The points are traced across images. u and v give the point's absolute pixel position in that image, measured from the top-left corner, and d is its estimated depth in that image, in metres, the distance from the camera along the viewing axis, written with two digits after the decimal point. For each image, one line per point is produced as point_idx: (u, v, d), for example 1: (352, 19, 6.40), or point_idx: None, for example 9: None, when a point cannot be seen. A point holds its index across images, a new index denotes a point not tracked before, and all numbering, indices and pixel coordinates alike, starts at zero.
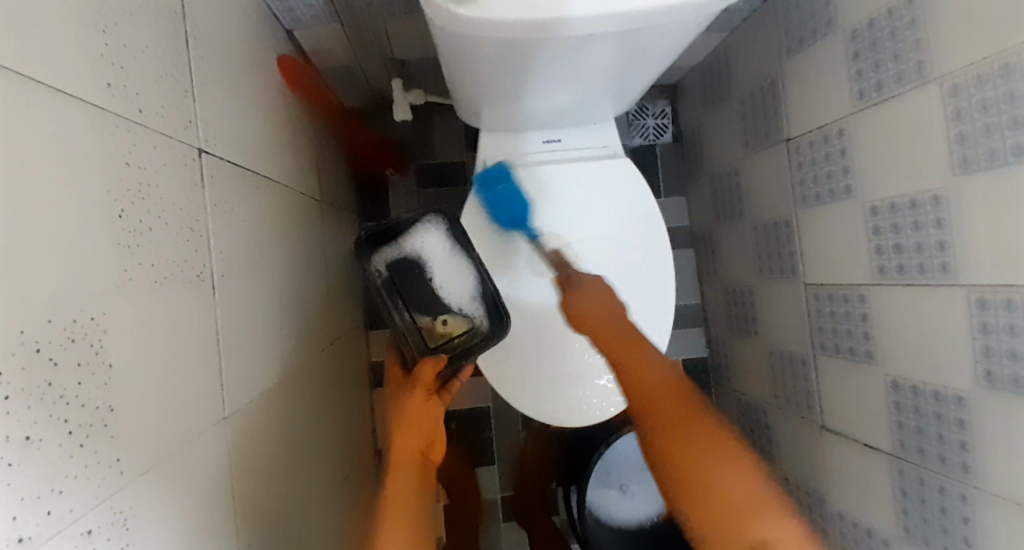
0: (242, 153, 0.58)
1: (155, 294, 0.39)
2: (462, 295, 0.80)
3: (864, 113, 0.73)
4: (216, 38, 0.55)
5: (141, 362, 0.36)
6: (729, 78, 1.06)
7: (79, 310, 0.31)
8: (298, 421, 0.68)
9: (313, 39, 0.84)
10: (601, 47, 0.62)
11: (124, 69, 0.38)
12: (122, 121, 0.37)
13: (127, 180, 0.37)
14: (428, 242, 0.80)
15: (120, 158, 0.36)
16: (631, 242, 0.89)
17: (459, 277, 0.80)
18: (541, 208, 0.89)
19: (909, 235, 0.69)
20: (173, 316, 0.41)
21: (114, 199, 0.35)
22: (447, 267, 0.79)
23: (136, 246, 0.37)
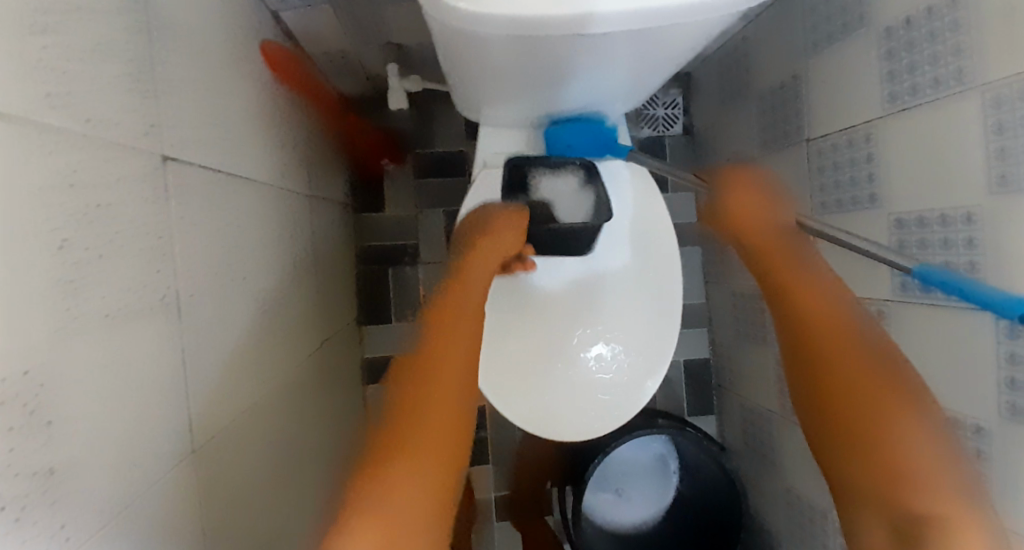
0: (219, 155, 0.53)
1: (100, 332, 0.35)
2: (576, 217, 0.77)
3: (895, 118, 0.68)
4: (192, 27, 0.50)
5: (83, 413, 0.32)
6: (747, 69, 0.99)
7: (11, 366, 0.27)
8: (279, 434, 0.65)
9: (300, 20, 0.77)
10: (613, 46, 0.56)
11: (68, 74, 0.33)
12: (66, 133, 0.32)
13: (70, 206, 0.32)
14: (558, 180, 0.77)
15: (62, 178, 0.32)
16: (619, 253, 0.86)
17: (578, 203, 0.78)
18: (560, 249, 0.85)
19: (937, 253, 0.64)
20: (127, 352, 0.37)
21: (55, 229, 0.31)
22: (558, 194, 0.77)
23: (80, 280, 0.33)
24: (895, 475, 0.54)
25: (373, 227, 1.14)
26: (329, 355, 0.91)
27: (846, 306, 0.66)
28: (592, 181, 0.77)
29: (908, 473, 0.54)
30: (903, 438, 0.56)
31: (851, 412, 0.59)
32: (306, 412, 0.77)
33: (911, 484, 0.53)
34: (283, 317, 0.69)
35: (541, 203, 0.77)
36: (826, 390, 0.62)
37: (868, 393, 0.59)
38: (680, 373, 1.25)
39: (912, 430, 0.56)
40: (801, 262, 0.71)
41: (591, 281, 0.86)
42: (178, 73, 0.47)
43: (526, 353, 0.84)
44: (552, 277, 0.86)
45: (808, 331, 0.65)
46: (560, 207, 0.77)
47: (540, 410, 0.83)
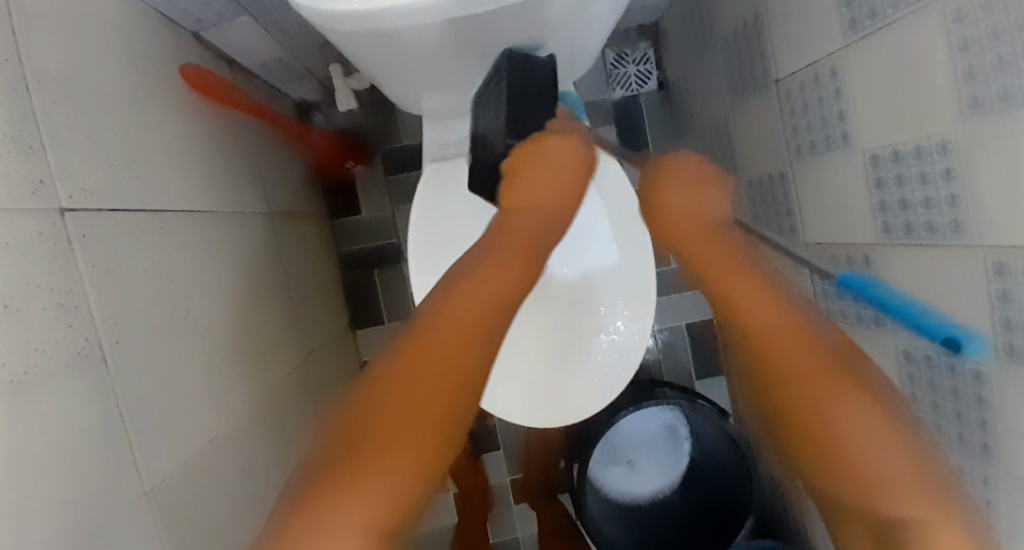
0: (138, 194, 0.53)
1: (20, 401, 0.35)
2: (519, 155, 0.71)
3: (857, 47, 0.61)
4: (86, 69, 0.49)
5: (12, 487, 0.32)
6: (709, 11, 0.93)
7: None
8: (254, 454, 0.66)
9: (226, 38, 0.76)
10: (531, 18, 0.52)
11: None
12: None
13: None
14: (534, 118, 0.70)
15: None
16: (589, 231, 0.82)
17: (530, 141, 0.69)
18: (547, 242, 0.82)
19: (915, 190, 0.59)
20: (51, 412, 0.38)
21: None
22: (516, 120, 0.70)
23: None
24: (864, 477, 0.47)
25: (350, 232, 1.14)
26: (316, 367, 0.92)
27: (812, 325, 0.58)
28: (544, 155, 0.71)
29: (882, 473, 0.47)
30: (865, 442, 0.48)
31: (816, 423, 0.52)
32: (289, 429, 0.78)
33: (882, 490, 0.46)
34: (249, 341, 0.70)
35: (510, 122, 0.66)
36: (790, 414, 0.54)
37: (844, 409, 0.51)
38: (683, 338, 1.22)
39: (877, 431, 0.49)
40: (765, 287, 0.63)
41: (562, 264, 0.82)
42: (72, 120, 0.46)
43: (503, 350, 0.81)
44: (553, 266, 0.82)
45: (772, 356, 0.57)
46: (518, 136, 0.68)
47: (528, 407, 0.80)
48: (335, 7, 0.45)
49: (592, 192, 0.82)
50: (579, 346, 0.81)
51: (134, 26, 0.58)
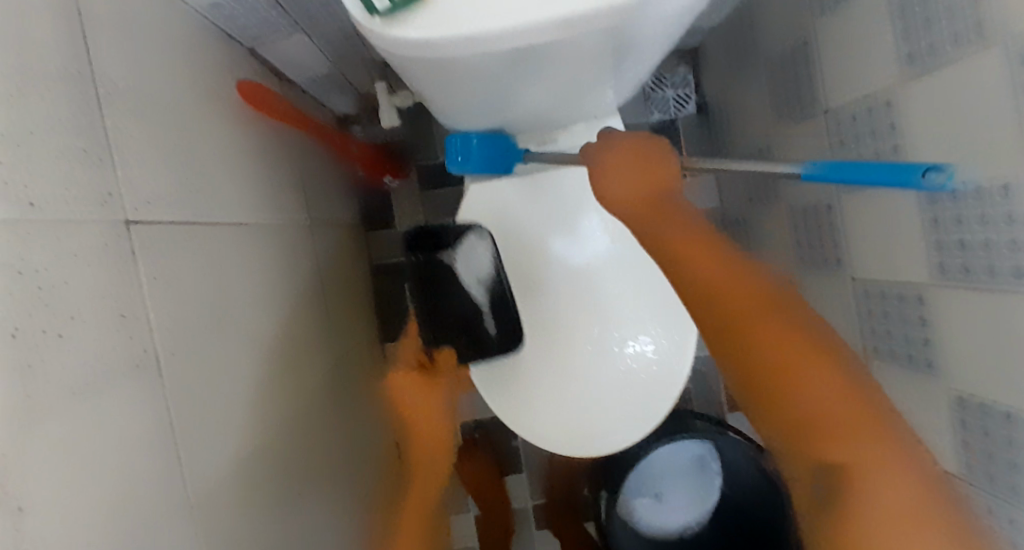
0: (193, 208, 0.53)
1: (71, 412, 0.34)
2: (479, 285, 0.76)
3: (915, 81, 0.60)
4: (151, 83, 0.50)
5: (59, 499, 0.32)
6: (756, 39, 0.93)
7: None
8: (293, 468, 0.67)
9: (279, 55, 0.78)
10: (585, 49, 0.52)
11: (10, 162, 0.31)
12: (16, 222, 0.31)
13: (31, 294, 0.32)
14: (476, 252, 0.78)
15: (8, 266, 0.30)
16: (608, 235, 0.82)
17: (480, 267, 0.77)
18: (568, 237, 0.83)
19: (974, 230, 0.56)
20: (105, 421, 0.38)
21: (5, 316, 0.30)
22: (467, 258, 0.77)
23: (40, 362, 0.32)
24: None
25: (385, 244, 1.16)
26: (348, 380, 0.93)
27: (854, 342, 0.83)
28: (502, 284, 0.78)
29: None
30: None
31: None
32: (324, 440, 0.78)
33: None
34: (291, 354, 0.71)
35: (448, 277, 0.75)
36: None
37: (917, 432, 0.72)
38: (715, 366, 1.20)
39: None
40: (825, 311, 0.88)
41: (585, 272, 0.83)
42: (138, 133, 0.47)
43: (543, 377, 0.82)
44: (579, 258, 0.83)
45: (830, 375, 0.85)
46: (464, 271, 0.76)
47: (571, 431, 0.82)
48: (404, 32, 0.43)
49: (565, 180, 0.82)
50: (616, 375, 0.82)
51: (195, 42, 0.59)
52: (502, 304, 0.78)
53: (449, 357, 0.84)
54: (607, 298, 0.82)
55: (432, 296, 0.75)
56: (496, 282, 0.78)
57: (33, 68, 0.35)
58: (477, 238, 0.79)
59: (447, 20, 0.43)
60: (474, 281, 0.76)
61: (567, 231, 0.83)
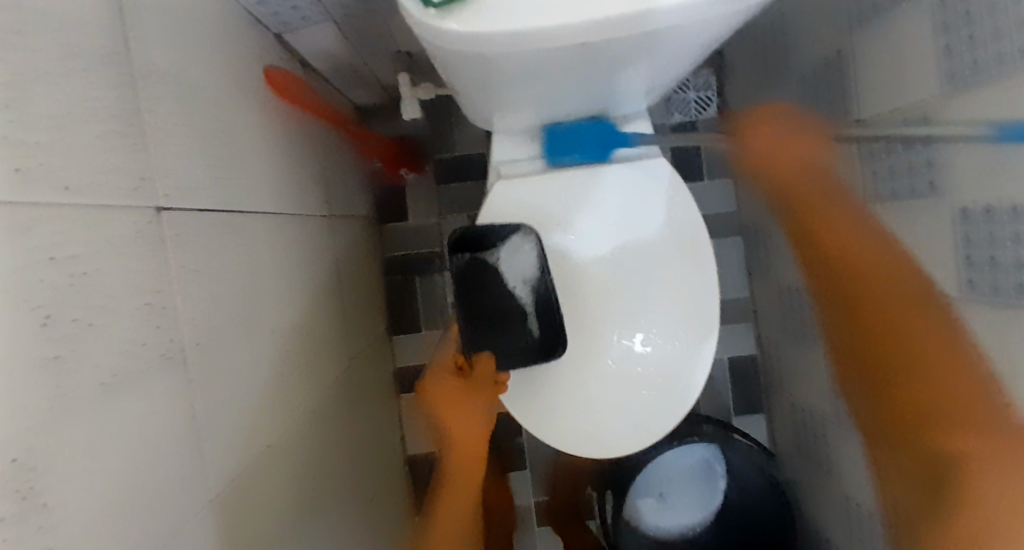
0: (222, 195, 0.52)
1: (100, 406, 0.33)
2: (523, 284, 0.77)
3: (955, 96, 0.59)
4: (184, 66, 0.49)
5: (86, 491, 0.31)
6: (787, 46, 0.92)
7: (19, 447, 0.26)
8: (309, 461, 0.67)
9: (306, 41, 0.76)
10: (627, 49, 0.51)
11: (46, 145, 0.30)
12: (52, 208, 0.30)
13: (66, 283, 0.31)
14: (521, 252, 0.77)
15: (43, 254, 0.29)
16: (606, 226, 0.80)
17: (525, 267, 0.77)
18: (588, 233, 0.80)
19: (1008, 249, 0.55)
20: (132, 412, 0.37)
21: (38, 306, 0.28)
22: (512, 258, 0.77)
23: (71, 354, 0.31)
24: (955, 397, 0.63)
25: (398, 236, 1.15)
26: (359, 371, 0.92)
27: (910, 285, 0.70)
28: (545, 281, 0.77)
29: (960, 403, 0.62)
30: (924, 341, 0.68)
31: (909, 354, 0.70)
32: (337, 432, 0.78)
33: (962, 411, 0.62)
34: (310, 345, 0.70)
35: (490, 276, 0.77)
36: (918, 386, 0.68)
37: (965, 395, 0.61)
38: (724, 371, 1.20)
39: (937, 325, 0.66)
40: (901, 271, 0.72)
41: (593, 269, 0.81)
42: (171, 117, 0.45)
43: (560, 380, 0.82)
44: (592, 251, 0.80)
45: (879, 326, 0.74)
46: (508, 271, 0.77)
47: (577, 427, 0.81)
48: (449, 25, 0.42)
49: (601, 179, 0.80)
50: (634, 381, 0.81)
51: (227, 25, 0.58)
52: (548, 309, 0.78)
53: (486, 362, 0.81)
54: (629, 301, 0.81)
55: (472, 295, 0.77)
56: (541, 283, 0.77)
57: (74, 50, 0.34)
58: (521, 237, 0.78)
59: (495, 13, 0.42)
60: (519, 280, 0.77)
61: (568, 221, 0.80)
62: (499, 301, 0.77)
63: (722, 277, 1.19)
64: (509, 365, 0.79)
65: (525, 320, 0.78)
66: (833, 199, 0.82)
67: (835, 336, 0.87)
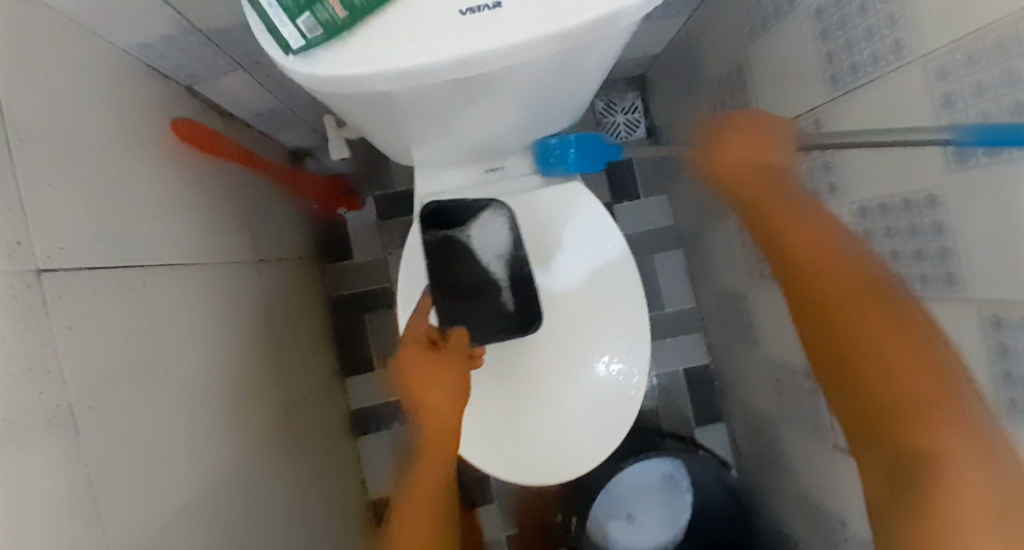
0: (118, 253, 0.51)
1: None
2: (496, 256, 0.77)
3: (840, 101, 0.63)
4: (75, 125, 0.48)
5: None
6: (696, 64, 0.97)
7: None
8: (238, 518, 0.64)
9: (221, 91, 0.77)
10: (520, 78, 0.53)
11: None
12: None
13: None
14: (493, 226, 0.77)
15: None
16: (580, 261, 0.83)
17: (498, 239, 0.77)
18: (553, 261, 0.83)
19: (906, 239, 0.58)
20: (23, 486, 0.35)
21: None
22: (485, 232, 0.77)
23: None
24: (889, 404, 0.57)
25: (342, 276, 1.14)
26: (303, 420, 0.90)
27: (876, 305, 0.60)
28: (517, 246, 0.77)
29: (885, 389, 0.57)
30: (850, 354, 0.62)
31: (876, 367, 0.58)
32: (275, 484, 0.75)
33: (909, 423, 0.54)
34: (236, 397, 0.68)
35: (464, 251, 0.76)
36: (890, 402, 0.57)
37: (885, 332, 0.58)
38: (678, 382, 1.21)
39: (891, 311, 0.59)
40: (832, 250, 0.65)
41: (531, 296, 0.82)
42: (54, 174, 0.45)
43: (501, 408, 0.82)
44: (555, 280, 0.83)
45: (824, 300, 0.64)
46: (480, 245, 0.77)
47: (522, 453, 0.81)
48: (327, 69, 0.43)
49: (551, 209, 0.83)
50: (573, 402, 0.81)
51: (123, 82, 0.58)
52: (521, 282, 0.78)
53: (460, 336, 0.76)
54: (566, 326, 0.82)
55: (444, 275, 0.76)
56: (514, 258, 0.78)
57: None
58: (491, 210, 0.77)
59: (377, 53, 0.43)
60: (492, 256, 0.77)
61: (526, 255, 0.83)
62: (473, 275, 0.76)
63: (665, 289, 1.21)
64: (485, 340, 0.79)
65: (501, 290, 0.78)
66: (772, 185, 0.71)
67: (772, 338, 0.89)
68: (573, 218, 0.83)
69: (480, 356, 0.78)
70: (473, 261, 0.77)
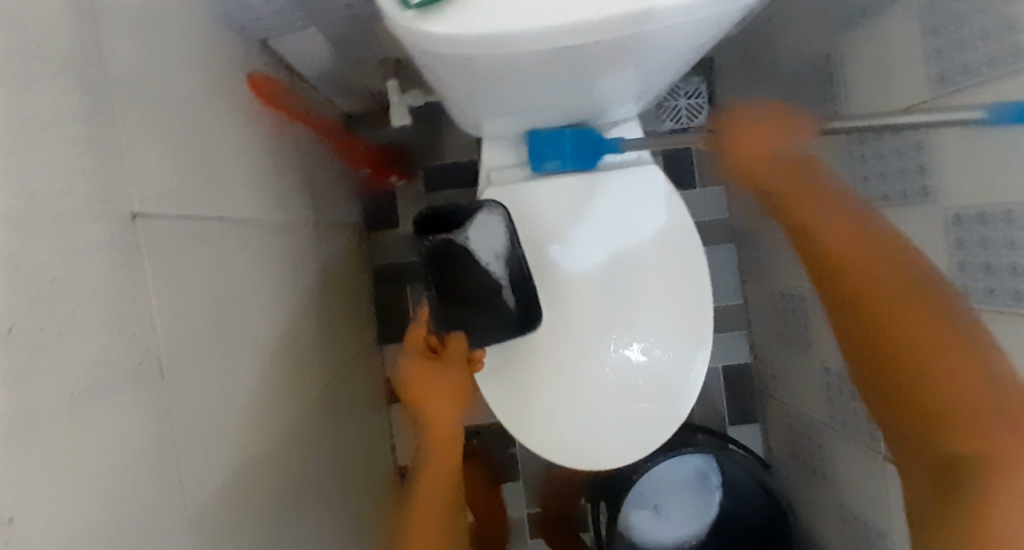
0: (201, 204, 0.51)
1: (75, 419, 0.32)
2: (494, 257, 0.77)
3: (944, 102, 0.59)
4: (164, 68, 0.48)
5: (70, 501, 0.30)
6: (775, 53, 0.93)
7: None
8: (288, 475, 0.65)
9: (293, 47, 0.76)
10: (618, 51, 0.50)
11: (15, 150, 0.29)
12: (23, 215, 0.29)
13: (40, 291, 0.30)
14: (489, 228, 0.77)
15: (11, 262, 0.28)
16: (597, 244, 0.81)
17: (494, 240, 0.77)
18: (598, 230, 0.81)
19: (1003, 254, 0.55)
20: (112, 426, 0.35)
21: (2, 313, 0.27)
22: (481, 234, 0.77)
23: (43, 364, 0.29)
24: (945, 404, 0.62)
25: (389, 244, 1.14)
26: (345, 384, 0.90)
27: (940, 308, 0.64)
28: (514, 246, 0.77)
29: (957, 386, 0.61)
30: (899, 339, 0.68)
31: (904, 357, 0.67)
32: (319, 445, 0.76)
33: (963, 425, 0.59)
34: (292, 356, 0.69)
35: (462, 255, 0.76)
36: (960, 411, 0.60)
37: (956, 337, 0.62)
38: (718, 379, 1.20)
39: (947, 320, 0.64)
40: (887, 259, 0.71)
41: (556, 282, 0.81)
42: (147, 119, 0.44)
43: (555, 388, 0.81)
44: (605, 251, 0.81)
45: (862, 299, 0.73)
46: (478, 246, 0.77)
47: (568, 435, 0.80)
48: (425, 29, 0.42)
49: (618, 184, 0.81)
50: (625, 389, 0.80)
51: (206, 28, 0.57)
52: (522, 281, 0.78)
53: (457, 343, 0.82)
54: (627, 314, 0.81)
55: (439, 280, 0.77)
56: (512, 258, 0.77)
57: (47, 49, 0.33)
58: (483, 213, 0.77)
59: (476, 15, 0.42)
60: (491, 256, 0.77)
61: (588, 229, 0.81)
62: (471, 280, 0.77)
63: (714, 284, 1.19)
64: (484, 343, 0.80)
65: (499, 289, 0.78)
66: (822, 207, 0.80)
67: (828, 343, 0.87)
68: (637, 198, 0.81)
69: (480, 357, 0.81)
70: (471, 264, 0.77)
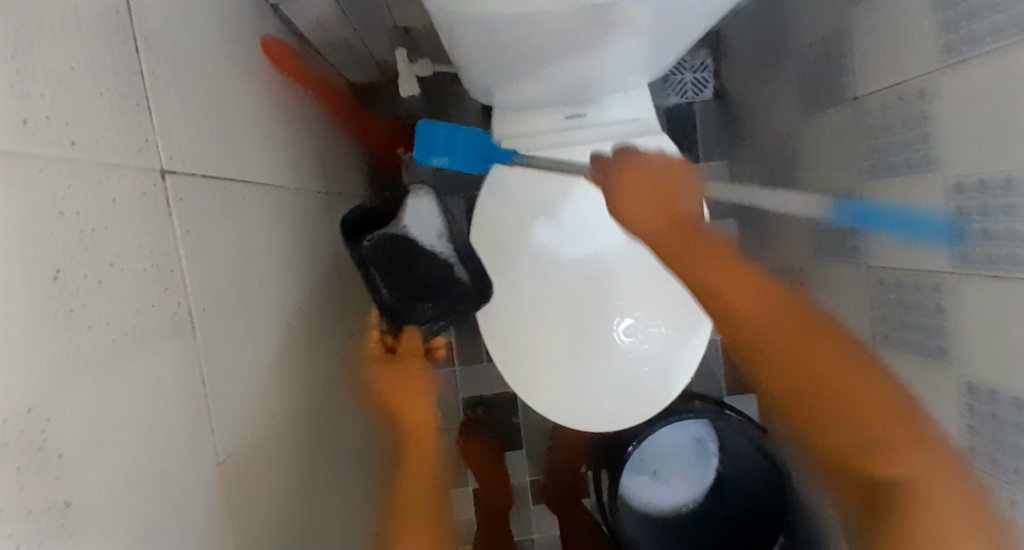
0: (223, 164, 0.52)
1: (119, 363, 0.33)
2: (436, 237, 0.75)
3: (950, 70, 0.60)
4: (183, 26, 0.48)
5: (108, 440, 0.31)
6: (783, 25, 0.93)
7: (31, 395, 0.25)
8: (305, 435, 0.66)
9: (305, 14, 0.76)
10: (636, 15, 0.51)
11: (46, 96, 0.29)
12: (61, 160, 0.30)
13: (80, 237, 0.31)
14: (421, 212, 0.74)
15: (52, 206, 0.29)
16: (569, 244, 0.83)
17: (430, 221, 0.75)
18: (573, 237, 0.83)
19: (1000, 220, 0.56)
20: (151, 372, 0.37)
21: (47, 257, 0.28)
22: (417, 219, 0.73)
23: (81, 307, 0.30)
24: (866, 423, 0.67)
25: None
26: None
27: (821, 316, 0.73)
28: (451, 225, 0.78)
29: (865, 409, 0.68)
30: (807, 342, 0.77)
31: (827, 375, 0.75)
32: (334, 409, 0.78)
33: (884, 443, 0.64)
34: (308, 320, 0.71)
35: (407, 244, 0.72)
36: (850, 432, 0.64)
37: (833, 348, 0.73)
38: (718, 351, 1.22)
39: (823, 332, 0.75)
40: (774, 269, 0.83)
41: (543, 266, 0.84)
42: (170, 77, 0.45)
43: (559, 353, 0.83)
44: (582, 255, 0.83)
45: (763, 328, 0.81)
46: (417, 232, 0.73)
47: (570, 398, 0.83)
48: None
49: (592, 178, 0.83)
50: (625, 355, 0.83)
51: None
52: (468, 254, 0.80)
53: (412, 336, 0.81)
54: (630, 284, 0.83)
55: (384, 275, 0.73)
56: (452, 235, 0.78)
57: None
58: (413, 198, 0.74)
59: None
60: (434, 238, 0.75)
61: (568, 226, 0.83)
62: (426, 266, 0.74)
63: None
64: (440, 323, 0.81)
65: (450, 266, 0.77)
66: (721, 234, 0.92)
67: None
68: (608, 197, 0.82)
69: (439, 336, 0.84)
70: (417, 250, 0.73)
